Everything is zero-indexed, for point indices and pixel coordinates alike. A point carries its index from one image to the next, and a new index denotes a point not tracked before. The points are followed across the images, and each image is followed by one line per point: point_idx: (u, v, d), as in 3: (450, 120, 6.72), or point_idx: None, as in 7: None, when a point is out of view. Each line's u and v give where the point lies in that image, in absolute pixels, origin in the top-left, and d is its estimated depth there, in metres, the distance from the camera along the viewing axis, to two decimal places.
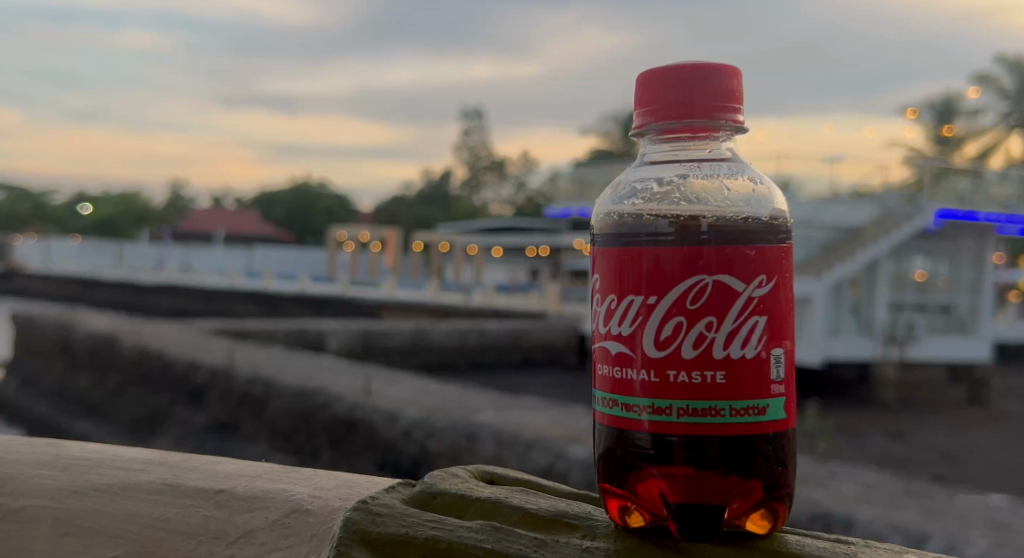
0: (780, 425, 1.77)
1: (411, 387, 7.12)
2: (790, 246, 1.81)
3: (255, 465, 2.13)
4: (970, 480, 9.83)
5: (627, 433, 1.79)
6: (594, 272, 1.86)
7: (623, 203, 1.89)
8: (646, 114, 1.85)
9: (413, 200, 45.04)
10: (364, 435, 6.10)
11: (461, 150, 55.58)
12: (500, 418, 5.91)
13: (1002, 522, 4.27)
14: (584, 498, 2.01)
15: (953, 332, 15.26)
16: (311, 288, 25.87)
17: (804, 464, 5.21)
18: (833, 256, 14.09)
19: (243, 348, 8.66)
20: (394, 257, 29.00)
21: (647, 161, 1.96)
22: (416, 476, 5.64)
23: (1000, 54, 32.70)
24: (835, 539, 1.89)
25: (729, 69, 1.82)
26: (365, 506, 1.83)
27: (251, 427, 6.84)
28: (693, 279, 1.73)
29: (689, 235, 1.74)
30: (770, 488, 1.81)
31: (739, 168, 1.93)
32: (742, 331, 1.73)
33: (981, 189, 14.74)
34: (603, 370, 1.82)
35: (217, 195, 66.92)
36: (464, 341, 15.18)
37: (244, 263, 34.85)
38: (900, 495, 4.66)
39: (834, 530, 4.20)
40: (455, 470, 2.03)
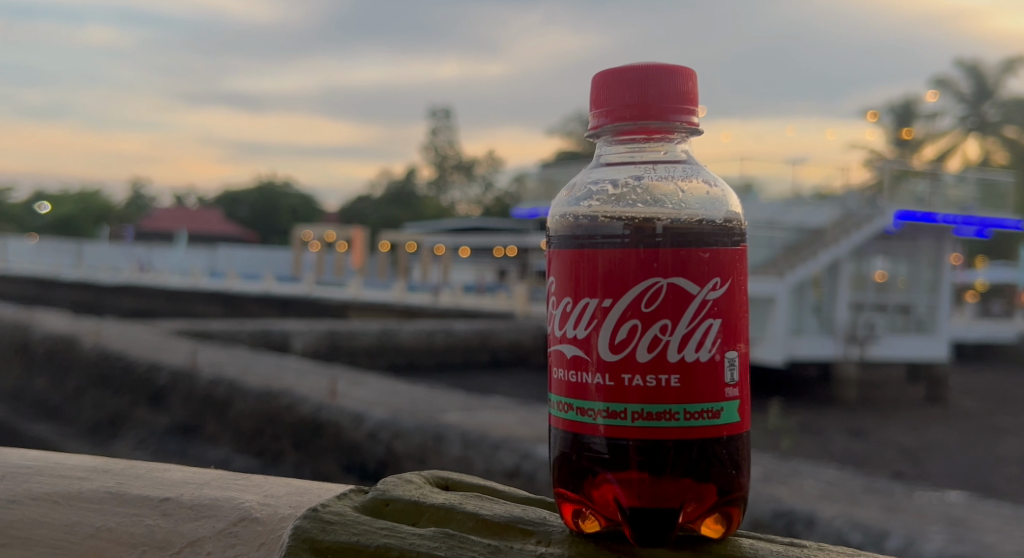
0: (733, 428, 1.76)
1: (377, 388, 7.08)
2: (744, 250, 1.80)
3: (203, 472, 2.09)
4: (929, 477, 9.94)
5: (583, 437, 1.77)
6: (550, 272, 1.84)
7: (579, 205, 1.87)
8: (601, 115, 1.83)
9: (380, 199, 44.84)
10: (328, 436, 6.04)
11: (429, 150, 55.30)
12: (466, 418, 5.90)
13: (959, 518, 4.32)
14: (541, 503, 1.98)
15: (911, 332, 15.45)
16: (276, 287, 25.68)
17: (766, 460, 5.24)
18: (796, 256, 14.17)
19: (206, 349, 8.56)
20: (361, 257, 28.86)
21: (602, 163, 1.94)
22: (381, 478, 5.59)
23: (959, 58, 33.23)
24: (789, 543, 1.87)
25: (685, 70, 1.81)
26: (315, 514, 1.80)
27: (213, 428, 6.75)
28: (647, 283, 1.71)
29: (644, 236, 1.73)
30: (724, 492, 1.81)
31: (694, 170, 1.92)
32: (697, 334, 1.72)
33: (939, 192, 15.02)
34: (558, 375, 1.80)
35: (181, 193, 66.16)
36: (431, 342, 15.14)
37: (207, 263, 34.44)
38: (860, 492, 4.70)
39: (796, 528, 4.22)
40: (409, 475, 2.00)
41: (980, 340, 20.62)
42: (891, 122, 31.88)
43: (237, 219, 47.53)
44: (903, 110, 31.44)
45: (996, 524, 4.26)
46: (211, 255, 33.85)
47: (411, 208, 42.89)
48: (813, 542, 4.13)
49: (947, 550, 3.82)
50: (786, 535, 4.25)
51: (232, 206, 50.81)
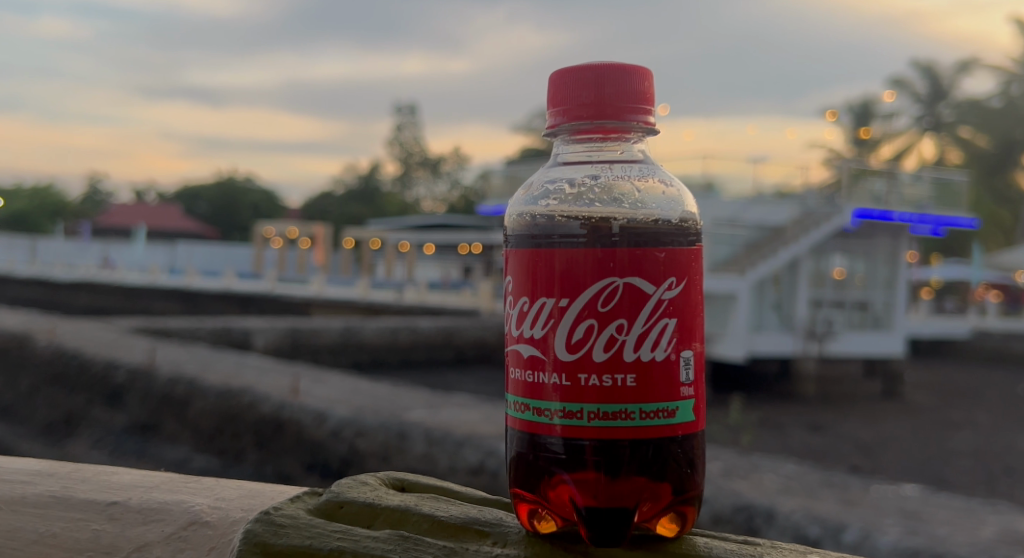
0: (688, 427, 1.75)
1: (340, 386, 7.02)
2: (699, 249, 1.80)
3: (152, 476, 2.06)
4: (885, 471, 10.06)
5: (538, 438, 1.76)
6: (507, 272, 1.82)
7: (536, 204, 1.87)
8: (558, 113, 1.82)
9: (343, 195, 44.47)
10: (290, 435, 5.98)
11: (394, 145, 54.85)
12: (430, 416, 5.87)
13: (913, 511, 4.36)
14: (498, 504, 1.96)
15: (868, 328, 15.67)
16: (237, 285, 25.42)
17: (726, 455, 5.26)
18: (757, 254, 14.24)
19: (165, 347, 8.44)
20: (324, 254, 28.65)
21: (560, 162, 1.92)
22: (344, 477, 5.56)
23: (915, 60, 33.69)
24: (744, 540, 1.85)
25: (641, 70, 1.81)
26: (267, 517, 1.77)
27: (173, 427, 6.66)
28: (604, 282, 1.71)
29: (600, 236, 1.73)
30: (679, 491, 1.81)
31: (650, 170, 1.91)
32: (652, 333, 1.72)
33: (895, 191, 15.25)
34: (514, 374, 1.79)
35: (140, 188, 65.07)
36: (395, 339, 15.10)
37: (166, 260, 33.96)
38: (819, 486, 4.74)
39: (755, 523, 4.23)
40: (364, 478, 1.97)
41: (935, 337, 20.88)
42: (849, 121, 32.22)
43: (198, 214, 46.92)
44: (861, 110, 31.87)
45: (950, 517, 4.32)
46: (170, 251, 33.41)
47: (374, 204, 42.56)
48: (773, 536, 4.15)
49: (901, 545, 3.85)
50: (746, 530, 4.26)
51: (193, 201, 50.18)
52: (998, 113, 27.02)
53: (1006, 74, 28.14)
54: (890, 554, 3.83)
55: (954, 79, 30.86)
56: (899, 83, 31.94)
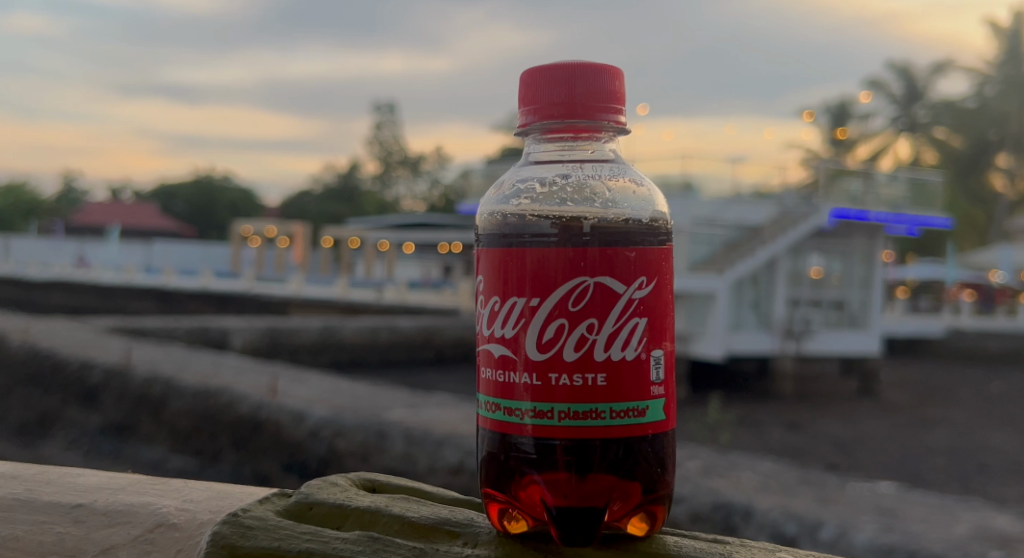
0: (658, 427, 1.76)
1: (319, 386, 6.98)
2: (670, 249, 1.80)
3: (118, 477, 2.04)
4: (863, 469, 10.10)
5: (510, 438, 1.75)
6: (477, 271, 1.81)
7: (507, 202, 1.87)
8: (529, 112, 1.81)
9: (321, 194, 44.24)
10: (269, 435, 5.95)
11: (373, 144, 54.54)
12: (410, 416, 5.86)
13: (889, 508, 4.39)
14: (470, 504, 1.96)
15: (845, 327, 15.76)
16: (214, 284, 25.25)
17: (705, 454, 5.27)
18: (736, 253, 14.25)
19: (141, 346, 8.36)
20: (302, 253, 28.48)
21: (531, 161, 1.92)
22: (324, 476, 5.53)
23: (891, 61, 33.88)
24: (713, 539, 1.86)
25: (611, 69, 1.81)
26: (235, 519, 1.76)
27: (149, 428, 6.60)
28: (574, 282, 1.71)
29: (571, 236, 1.73)
30: (649, 490, 1.81)
31: (621, 169, 1.91)
32: (623, 332, 1.72)
33: (871, 191, 15.40)
34: (486, 374, 1.78)
35: (115, 187, 64.32)
36: (375, 338, 15.09)
37: (142, 258, 33.68)
38: (797, 484, 4.76)
39: (733, 521, 4.23)
40: (335, 478, 1.96)
41: (911, 336, 20.98)
42: (826, 121, 32.34)
43: (174, 213, 46.55)
44: (838, 111, 32.03)
45: (925, 514, 4.34)
46: (147, 250, 33.14)
47: (352, 203, 42.35)
48: (752, 534, 4.16)
49: (876, 542, 3.86)
50: (724, 528, 4.26)
51: (170, 200, 49.75)
52: (973, 114, 27.20)
53: (979, 76, 28.33)
54: (866, 551, 3.86)
55: (929, 81, 31.05)
56: (876, 84, 32.12)
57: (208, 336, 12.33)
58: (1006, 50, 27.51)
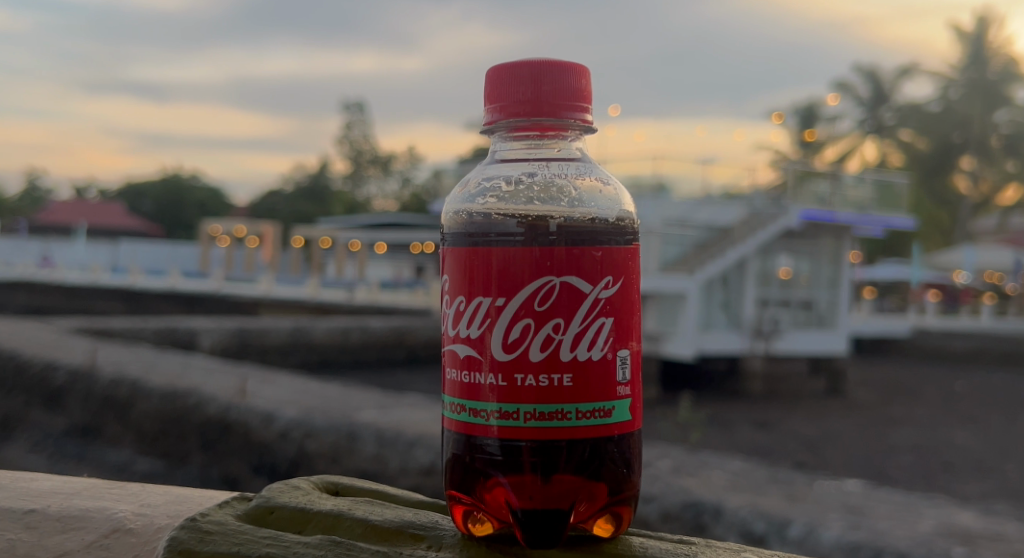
0: (624, 427, 1.74)
1: (288, 387, 6.93)
2: (636, 248, 1.78)
3: (73, 481, 2.00)
4: (830, 468, 10.15)
5: (475, 439, 1.73)
6: (442, 270, 1.78)
7: (473, 201, 1.84)
8: (495, 110, 1.79)
9: (291, 194, 44.01)
10: (237, 437, 5.88)
11: (343, 144, 54.18)
12: (381, 416, 5.82)
13: (856, 506, 4.40)
14: (434, 507, 1.93)
15: (813, 326, 15.86)
16: (182, 284, 25.01)
17: (673, 452, 5.27)
18: (706, 253, 14.28)
19: (106, 348, 8.25)
20: (272, 253, 28.27)
21: (497, 159, 1.89)
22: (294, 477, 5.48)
23: (857, 65, 34.24)
24: (679, 540, 1.84)
25: (578, 67, 1.79)
26: (193, 523, 1.73)
27: (114, 430, 6.49)
28: (540, 282, 1.69)
29: (537, 234, 1.71)
30: (614, 492, 1.80)
31: (587, 168, 1.89)
32: (589, 332, 1.70)
33: (839, 192, 15.55)
34: (451, 375, 1.75)
35: (79, 184, 63.31)
36: (346, 339, 15.04)
37: (108, 258, 33.28)
38: (765, 482, 4.77)
39: (702, 519, 4.22)
40: (297, 481, 1.93)
41: (877, 335, 21.14)
42: (795, 123, 32.52)
43: (141, 213, 46.09)
44: (806, 113, 32.24)
45: (890, 511, 4.36)
46: (112, 250, 32.75)
47: (321, 203, 42.15)
48: (721, 532, 4.15)
49: (843, 539, 3.89)
50: (694, 527, 4.24)
51: (137, 199, 49.14)
52: (938, 118, 27.47)
53: (943, 79, 28.71)
54: (834, 549, 3.87)
55: (895, 84, 31.42)
56: (843, 86, 32.39)
57: (177, 337, 12.18)
58: (970, 54, 27.90)
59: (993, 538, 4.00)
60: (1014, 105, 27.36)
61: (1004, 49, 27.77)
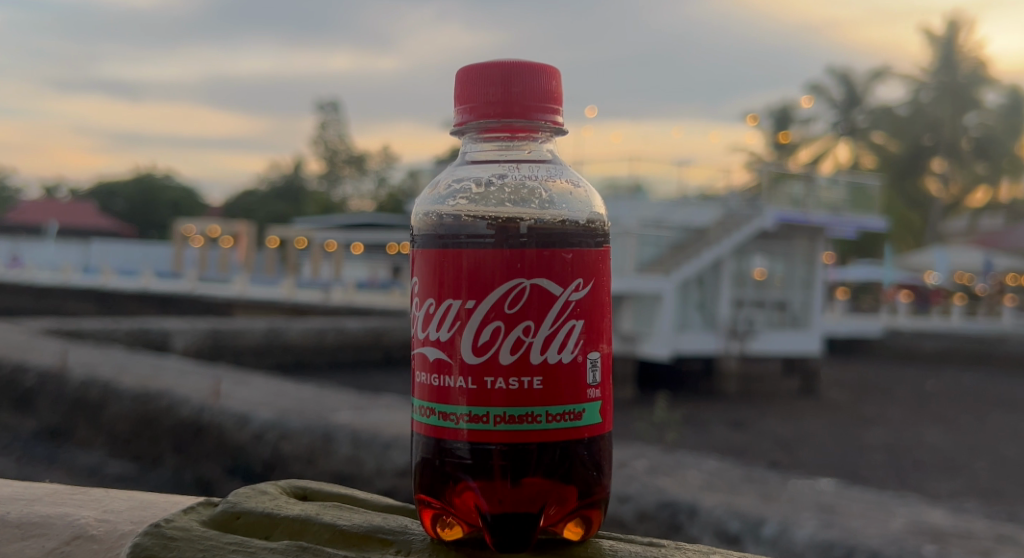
0: (595, 430, 1.73)
1: (263, 388, 6.88)
2: (608, 251, 1.77)
3: (34, 488, 1.96)
4: (803, 467, 10.21)
5: (445, 443, 1.72)
6: (412, 272, 1.77)
7: (443, 203, 1.82)
8: (465, 110, 1.77)
9: (266, 193, 43.79)
10: (210, 439, 5.82)
11: (318, 143, 53.86)
12: (357, 418, 5.79)
13: (829, 505, 4.42)
14: (403, 510, 1.91)
15: (788, 327, 15.92)
16: (155, 285, 24.80)
17: (646, 451, 5.28)
18: (682, 255, 14.30)
19: (78, 349, 8.16)
20: (247, 254, 28.09)
21: (468, 160, 1.87)
22: (269, 479, 5.44)
23: (830, 67, 34.51)
24: (649, 543, 1.83)
25: (548, 69, 1.78)
26: (157, 530, 1.71)
27: (85, 432, 6.42)
28: (511, 283, 1.67)
29: (508, 236, 1.70)
30: (584, 495, 1.79)
31: (558, 170, 1.87)
32: (559, 335, 1.69)
33: (813, 194, 15.65)
34: (420, 378, 1.74)
35: (49, 183, 62.53)
36: (321, 340, 14.98)
37: (79, 258, 32.95)
38: (739, 481, 4.78)
39: (678, 519, 4.21)
40: (263, 487, 1.91)
41: (850, 335, 21.26)
42: (769, 125, 32.68)
43: (113, 212, 45.63)
44: (781, 115, 32.40)
45: (863, 509, 4.38)
46: (83, 250, 32.42)
47: (296, 202, 41.94)
48: (696, 533, 4.15)
49: (817, 538, 3.91)
50: (669, 526, 4.23)
51: (109, 198, 48.68)
52: (909, 121, 27.70)
53: (914, 82, 29.00)
54: (808, 548, 3.89)
55: (867, 87, 31.67)
56: (817, 89, 32.59)
57: (151, 338, 12.08)
58: (941, 58, 28.22)
59: (964, 536, 4.02)
60: (984, 108, 27.81)
61: (973, 53, 28.10)
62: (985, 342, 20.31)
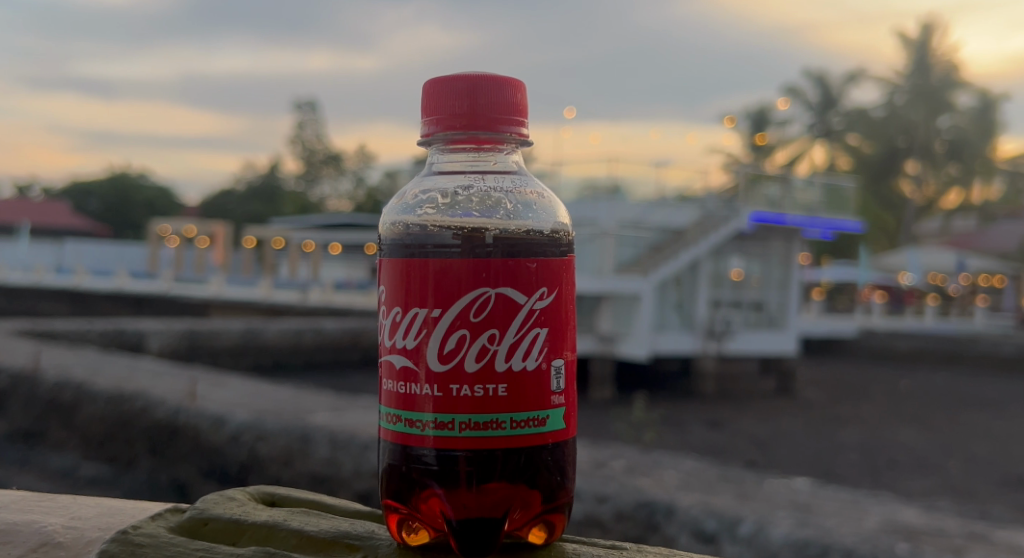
0: (559, 435, 1.76)
1: (240, 389, 6.87)
2: (571, 260, 1.80)
3: (2, 494, 1.97)
4: (778, 466, 10.30)
5: (411, 449, 1.74)
6: (379, 281, 1.79)
7: (410, 213, 1.85)
8: (432, 122, 1.80)
9: (242, 193, 43.51)
10: (186, 441, 5.80)
11: (296, 143, 53.58)
12: (335, 419, 5.80)
13: (804, 504, 4.47)
14: (371, 516, 1.93)
15: (763, 327, 16.02)
16: (130, 285, 24.63)
17: (622, 451, 5.32)
18: (660, 256, 14.35)
19: (52, 350, 8.10)
20: (223, 254, 27.94)
21: (435, 170, 1.91)
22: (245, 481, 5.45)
23: (806, 69, 34.68)
24: (610, 546, 1.86)
25: (513, 82, 1.80)
26: (124, 537, 1.73)
27: (58, 434, 6.38)
28: (476, 292, 1.70)
29: (473, 246, 1.73)
30: (548, 500, 1.82)
31: (524, 181, 1.91)
32: (524, 342, 1.72)
33: (789, 195, 15.74)
34: (387, 386, 1.76)
35: (22, 184, 61.82)
36: (299, 341, 14.95)
37: (53, 258, 32.68)
38: (715, 481, 4.82)
39: (656, 519, 4.24)
40: (232, 493, 1.93)
41: (826, 336, 21.40)
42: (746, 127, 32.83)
43: (87, 212, 45.22)
44: (757, 117, 32.56)
45: (838, 508, 4.44)
46: (57, 250, 32.16)
47: (272, 202, 41.67)
48: (673, 532, 4.18)
49: (792, 536, 3.95)
50: (647, 526, 4.26)
51: (84, 198, 48.24)
52: (883, 122, 27.90)
53: (888, 85, 29.25)
54: (784, 547, 3.93)
55: (842, 89, 31.86)
56: (793, 91, 32.79)
57: (126, 339, 12.00)
58: (914, 61, 28.50)
59: (936, 534, 4.09)
60: (956, 111, 28.09)
61: (946, 56, 28.38)
62: (957, 342, 20.47)
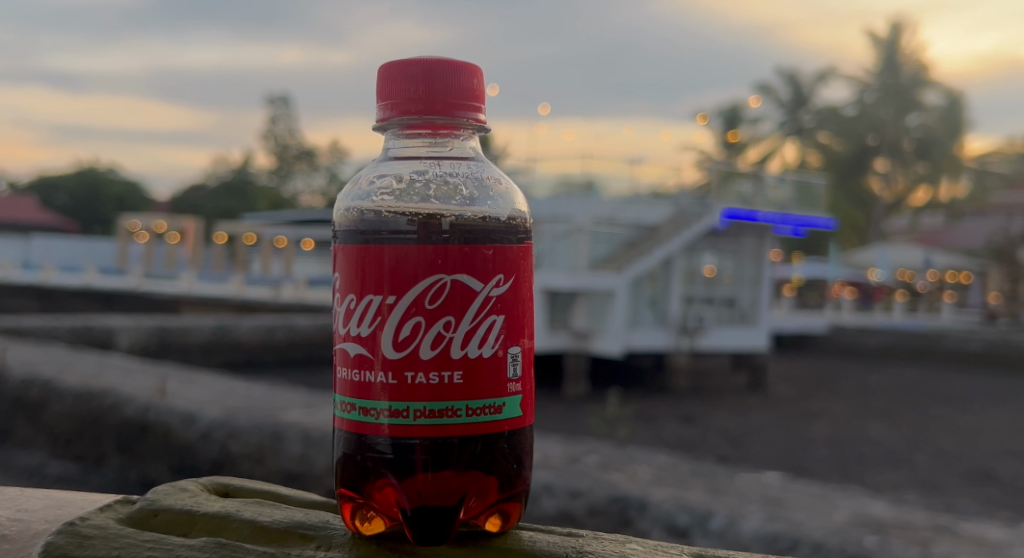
0: (516, 423, 1.75)
1: (211, 386, 6.79)
2: (528, 248, 1.79)
3: None
4: (750, 461, 10.35)
5: (366, 438, 1.72)
6: (334, 268, 1.77)
7: (366, 199, 1.83)
8: (387, 107, 1.78)
9: (213, 188, 43.11)
10: (155, 439, 5.72)
11: (268, 138, 53.17)
12: (307, 416, 5.75)
13: (775, 498, 4.49)
14: (326, 506, 1.91)
15: (736, 323, 16.06)
16: (100, 281, 24.34)
17: (594, 446, 5.32)
18: (634, 252, 14.37)
19: (18, 348, 7.97)
20: (195, 250, 27.65)
21: (391, 157, 1.88)
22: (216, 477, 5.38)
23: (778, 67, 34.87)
24: (566, 533, 1.85)
25: (470, 66, 1.78)
26: (71, 528, 1.70)
27: (26, 432, 6.28)
28: (431, 279, 1.68)
29: (429, 233, 1.71)
30: (505, 488, 1.82)
31: (480, 168, 1.89)
32: (479, 329, 1.70)
33: (761, 192, 15.82)
34: (342, 373, 1.74)
35: None
36: (271, 337, 14.86)
37: (21, 256, 32.27)
38: (687, 476, 4.81)
39: (628, 514, 4.23)
40: (184, 484, 1.90)
41: (797, 332, 21.51)
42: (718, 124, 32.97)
43: (55, 207, 44.61)
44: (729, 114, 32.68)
45: (809, 502, 4.45)
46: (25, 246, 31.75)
47: (243, 197, 41.32)
48: (646, 526, 4.18)
49: (763, 530, 3.95)
50: (619, 521, 4.25)
51: (52, 192, 47.59)
52: (852, 120, 28.11)
53: (859, 84, 29.49)
54: (755, 540, 3.93)
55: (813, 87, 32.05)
56: (764, 88, 32.97)
57: (95, 336, 11.84)
58: (884, 60, 28.73)
59: (903, 527, 4.12)
60: (925, 109, 28.36)
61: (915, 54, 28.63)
62: (926, 337, 20.64)
